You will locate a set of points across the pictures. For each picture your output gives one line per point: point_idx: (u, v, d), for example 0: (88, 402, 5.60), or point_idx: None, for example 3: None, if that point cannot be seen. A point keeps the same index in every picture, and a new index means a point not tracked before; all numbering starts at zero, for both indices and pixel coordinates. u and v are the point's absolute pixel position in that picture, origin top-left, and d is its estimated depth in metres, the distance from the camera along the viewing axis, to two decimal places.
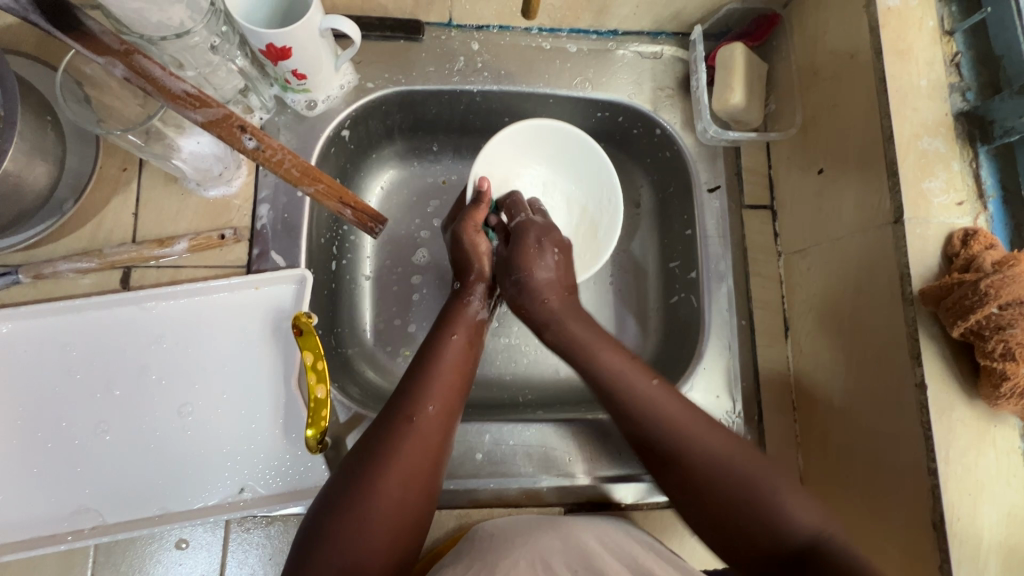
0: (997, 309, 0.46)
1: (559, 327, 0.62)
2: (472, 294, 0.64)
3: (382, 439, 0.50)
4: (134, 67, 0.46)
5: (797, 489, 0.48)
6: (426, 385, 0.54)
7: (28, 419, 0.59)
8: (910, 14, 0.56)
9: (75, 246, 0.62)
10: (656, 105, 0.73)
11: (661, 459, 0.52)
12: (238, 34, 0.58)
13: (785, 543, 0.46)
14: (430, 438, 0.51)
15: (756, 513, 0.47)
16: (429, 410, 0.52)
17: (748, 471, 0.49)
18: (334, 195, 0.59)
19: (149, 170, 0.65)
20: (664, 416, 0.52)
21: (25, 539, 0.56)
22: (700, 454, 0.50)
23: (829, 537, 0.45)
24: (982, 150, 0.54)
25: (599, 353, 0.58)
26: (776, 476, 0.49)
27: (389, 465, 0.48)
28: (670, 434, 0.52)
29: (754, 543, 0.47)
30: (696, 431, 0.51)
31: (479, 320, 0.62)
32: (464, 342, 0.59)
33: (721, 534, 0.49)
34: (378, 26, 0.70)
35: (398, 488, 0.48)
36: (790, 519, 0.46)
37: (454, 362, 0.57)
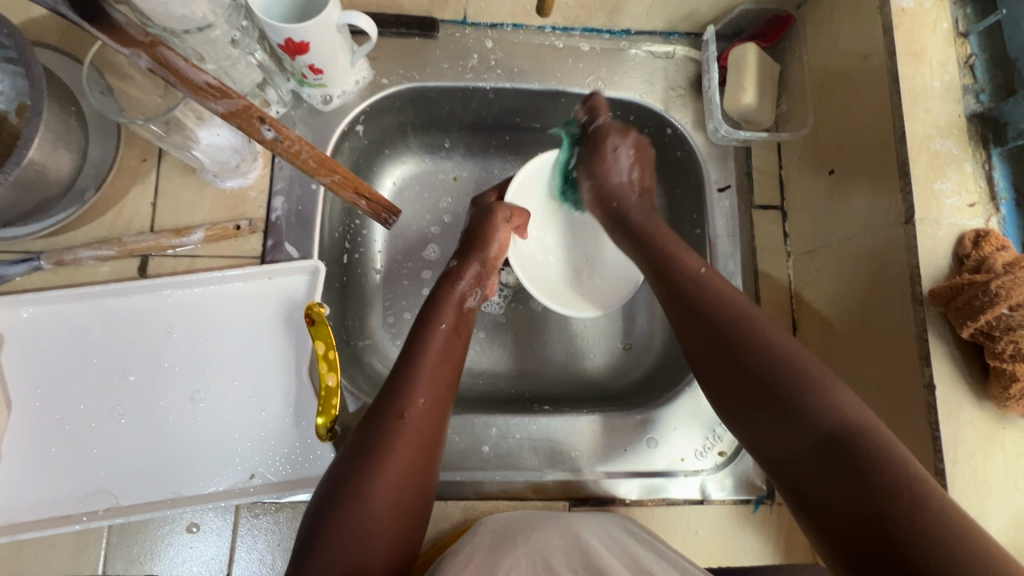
0: (1007, 310, 0.46)
1: (625, 210, 0.66)
2: (463, 275, 0.65)
3: (378, 435, 0.50)
4: (157, 58, 0.47)
5: (841, 387, 0.45)
6: (413, 377, 0.54)
7: (46, 401, 0.60)
8: (924, 15, 0.56)
9: (94, 234, 0.63)
10: (668, 105, 0.73)
11: (715, 338, 0.51)
12: (257, 29, 0.60)
13: (811, 436, 0.44)
14: (423, 434, 0.51)
15: (790, 406, 0.45)
16: (419, 403, 0.52)
17: (789, 364, 0.47)
18: (350, 186, 0.61)
19: (168, 161, 0.66)
20: (710, 295, 0.54)
21: (42, 519, 0.58)
22: (746, 335, 0.50)
23: (860, 430, 0.42)
24: (994, 152, 0.54)
25: (673, 249, 0.59)
26: (817, 368, 0.46)
27: (384, 462, 0.48)
28: (735, 324, 0.51)
29: (787, 448, 0.45)
30: (740, 313, 0.52)
31: (468, 305, 0.63)
32: (451, 331, 0.59)
33: (759, 436, 0.47)
34: (394, 23, 0.71)
35: (394, 487, 0.48)
36: (825, 408, 0.44)
37: (441, 354, 0.57)
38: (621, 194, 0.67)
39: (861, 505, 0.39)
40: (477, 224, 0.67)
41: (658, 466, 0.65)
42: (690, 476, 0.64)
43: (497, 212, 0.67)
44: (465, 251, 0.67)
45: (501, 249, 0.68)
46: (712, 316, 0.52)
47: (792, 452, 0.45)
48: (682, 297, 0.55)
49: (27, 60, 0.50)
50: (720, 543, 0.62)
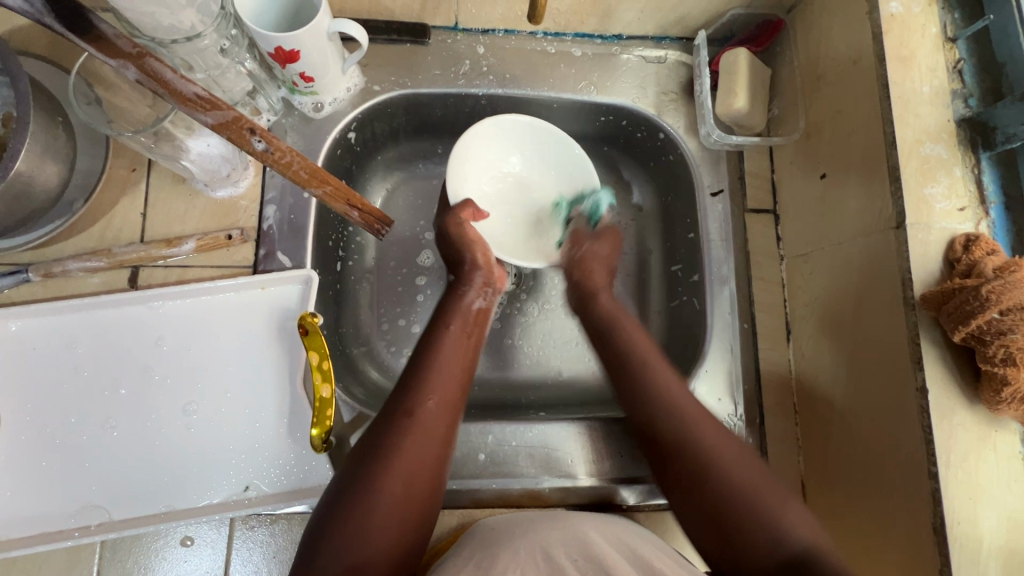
0: (997, 314, 0.47)
1: (596, 299, 0.66)
2: (468, 285, 0.64)
3: (385, 435, 0.50)
4: (146, 69, 0.46)
5: (793, 504, 0.49)
6: (425, 378, 0.54)
7: (35, 415, 0.59)
8: (913, 20, 0.57)
9: (83, 245, 0.63)
10: (660, 109, 0.74)
11: (679, 459, 0.53)
12: (247, 37, 0.59)
13: (782, 549, 0.47)
14: (432, 435, 0.51)
15: (749, 521, 0.48)
16: (429, 404, 0.52)
17: (747, 482, 0.50)
18: (342, 197, 0.60)
19: (157, 171, 0.65)
20: (680, 419, 0.54)
21: (33, 535, 0.57)
22: (722, 472, 0.51)
23: (816, 549, 0.47)
24: (983, 156, 0.54)
25: (631, 334, 0.62)
26: (771, 484, 0.50)
27: (393, 459, 0.49)
28: (705, 466, 0.52)
29: (744, 560, 0.48)
30: (709, 444, 0.52)
31: (477, 309, 0.63)
32: (461, 334, 0.59)
33: (711, 537, 0.50)
34: (385, 29, 0.70)
35: (399, 483, 0.48)
36: (784, 529, 0.48)
37: (454, 355, 0.57)
38: (592, 270, 0.68)
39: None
40: (453, 230, 0.65)
41: (654, 472, 0.65)
42: None
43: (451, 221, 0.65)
44: (457, 255, 0.66)
45: (486, 248, 0.66)
46: (679, 437, 0.53)
47: (755, 561, 0.48)
48: (651, 416, 0.55)
49: (13, 71, 0.50)
50: None
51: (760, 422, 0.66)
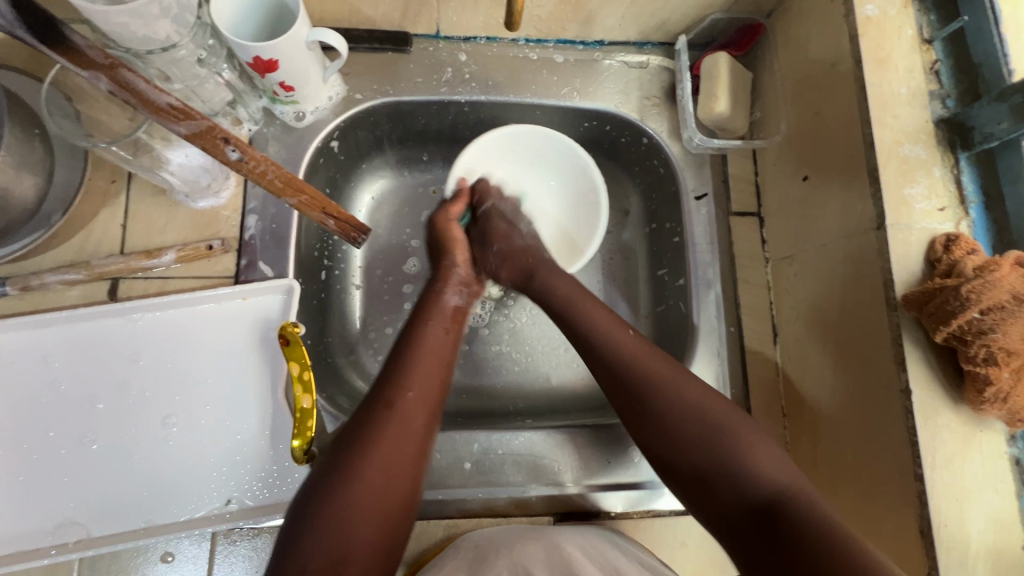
0: (978, 314, 0.46)
1: (546, 280, 0.64)
2: (444, 283, 0.64)
3: (364, 427, 0.49)
4: (118, 80, 0.46)
5: (764, 444, 0.49)
6: (405, 371, 0.53)
7: (13, 430, 0.58)
8: (889, 22, 0.57)
9: (61, 258, 0.62)
10: (643, 114, 0.74)
11: (625, 375, 0.54)
12: (225, 48, 0.59)
13: (748, 497, 0.46)
14: (411, 424, 0.50)
15: (722, 456, 0.48)
16: (409, 396, 0.52)
17: (707, 420, 0.50)
18: (317, 205, 0.60)
19: (138, 182, 0.65)
20: (632, 360, 0.54)
21: (9, 553, 0.56)
22: (681, 409, 0.51)
23: (787, 491, 0.45)
24: (962, 156, 0.55)
25: (585, 306, 0.60)
26: (738, 428, 0.49)
27: (370, 452, 0.48)
28: (648, 386, 0.53)
29: (714, 492, 0.48)
30: (668, 383, 0.52)
31: (455, 307, 0.62)
32: (442, 330, 0.59)
33: (689, 486, 0.49)
34: (367, 38, 0.70)
35: (380, 475, 0.47)
36: (753, 471, 0.47)
37: (434, 348, 0.57)
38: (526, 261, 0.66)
39: (789, 543, 0.41)
40: (442, 227, 0.68)
41: (643, 478, 0.64)
42: None
43: (439, 220, 0.68)
44: (439, 255, 0.67)
45: (467, 249, 0.67)
46: (639, 382, 0.53)
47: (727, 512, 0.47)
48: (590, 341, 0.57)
49: None
50: (705, 553, 0.61)
51: None
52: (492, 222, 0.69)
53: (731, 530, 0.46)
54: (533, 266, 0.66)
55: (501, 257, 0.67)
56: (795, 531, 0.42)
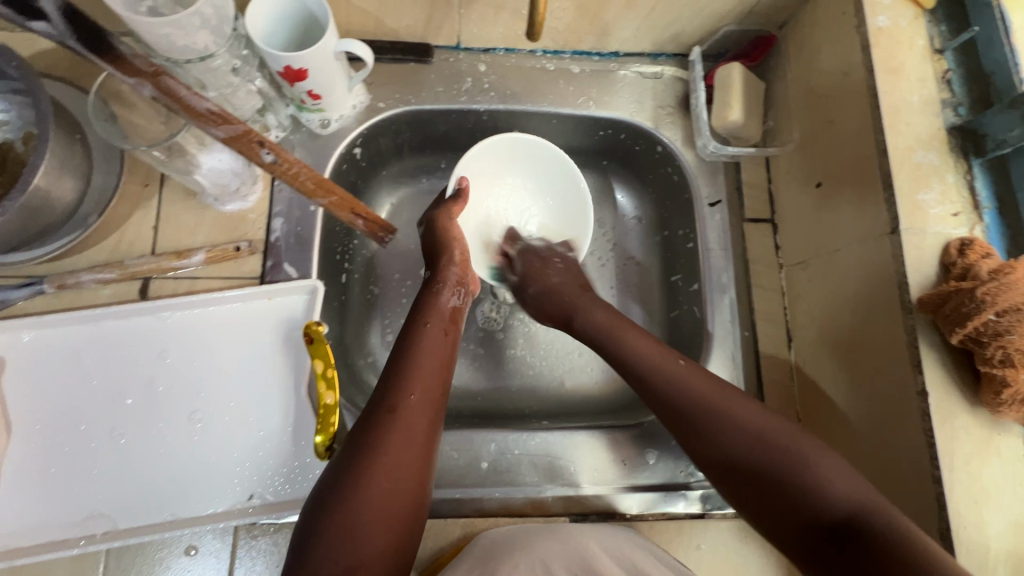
0: (994, 316, 0.47)
1: (584, 316, 0.65)
2: (443, 282, 0.63)
3: (368, 432, 0.50)
4: (161, 87, 0.49)
5: (829, 457, 0.48)
6: (406, 374, 0.54)
7: (46, 423, 0.60)
8: (900, 33, 0.58)
9: (96, 258, 0.64)
10: (657, 123, 0.75)
11: (677, 400, 0.54)
12: (258, 57, 0.61)
13: (821, 516, 0.45)
14: (414, 427, 0.51)
15: (789, 479, 0.47)
16: (410, 400, 0.52)
17: (763, 442, 0.49)
18: (346, 207, 0.63)
19: (170, 186, 0.67)
20: (687, 387, 0.54)
21: (40, 543, 0.57)
22: (738, 430, 0.50)
23: (867, 510, 0.44)
24: (975, 162, 0.55)
25: (627, 340, 0.60)
26: (811, 447, 0.48)
27: (376, 459, 0.48)
28: (699, 412, 0.52)
29: (786, 514, 0.47)
30: (722, 406, 0.52)
31: (453, 308, 0.63)
32: (440, 331, 0.60)
33: (759, 506, 0.48)
34: (390, 49, 0.72)
35: (386, 480, 0.48)
36: (825, 491, 0.45)
37: (434, 350, 0.57)
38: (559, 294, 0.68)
39: (881, 565, 0.40)
40: (443, 227, 0.66)
41: (658, 480, 0.65)
42: (690, 490, 0.64)
43: (441, 219, 0.66)
44: (434, 258, 0.66)
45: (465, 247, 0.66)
46: (691, 408, 0.53)
47: (801, 532, 0.46)
48: (637, 373, 0.58)
49: (35, 91, 0.53)
50: (721, 557, 0.61)
51: None
52: (526, 261, 0.71)
53: (807, 546, 0.45)
54: (569, 312, 0.66)
55: (543, 296, 0.69)
56: (881, 552, 0.41)
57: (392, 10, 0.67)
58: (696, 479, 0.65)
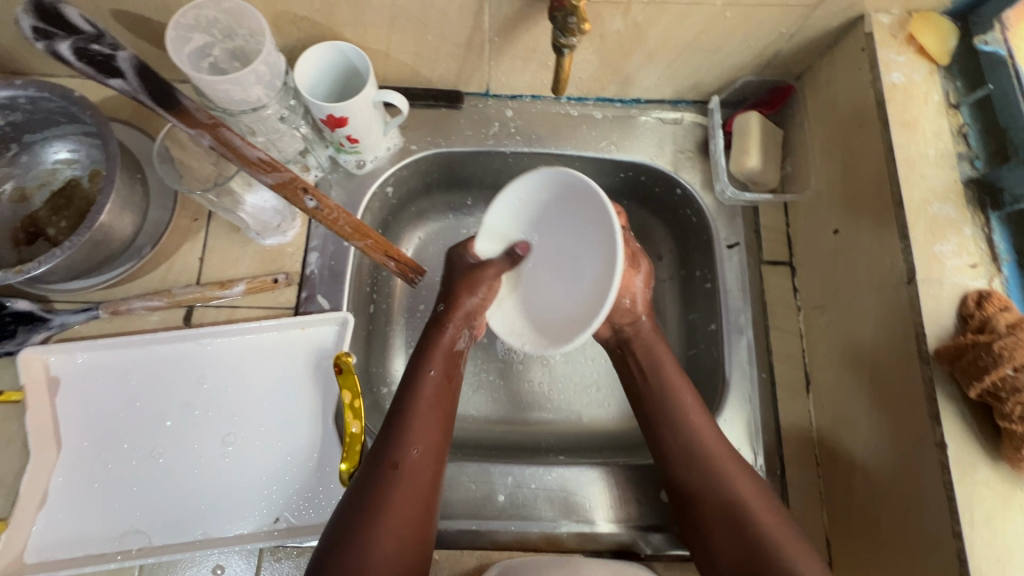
0: (1011, 370, 0.47)
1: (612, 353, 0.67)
2: (451, 323, 0.65)
3: (372, 488, 0.53)
4: (220, 137, 0.54)
5: (807, 554, 0.52)
6: (408, 428, 0.57)
7: (92, 440, 0.64)
8: (915, 89, 0.60)
9: (147, 287, 0.69)
10: (677, 166, 0.78)
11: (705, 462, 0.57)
12: (303, 107, 0.66)
13: None
14: (417, 483, 0.54)
15: (766, 552, 0.52)
16: (413, 455, 0.55)
17: (758, 523, 0.54)
18: (380, 249, 0.67)
19: (216, 221, 0.72)
20: (700, 442, 0.59)
21: (79, 556, 0.61)
22: (735, 501, 0.55)
23: None
24: (993, 215, 0.56)
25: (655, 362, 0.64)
26: (785, 534, 0.53)
27: (382, 515, 0.51)
28: (706, 464, 0.58)
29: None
30: (725, 468, 0.57)
31: (458, 349, 0.64)
32: (443, 376, 0.61)
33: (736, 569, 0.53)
34: (423, 96, 0.77)
35: (392, 539, 0.51)
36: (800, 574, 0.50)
37: (434, 399, 0.59)
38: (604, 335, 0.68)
39: None
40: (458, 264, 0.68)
41: (672, 521, 0.65)
42: None
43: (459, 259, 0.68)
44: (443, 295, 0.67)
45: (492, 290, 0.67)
46: (699, 462, 0.58)
47: None
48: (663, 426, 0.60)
49: (105, 136, 0.59)
50: None
51: (781, 473, 0.66)
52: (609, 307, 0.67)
53: None
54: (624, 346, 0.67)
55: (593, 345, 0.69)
56: None
57: (427, 61, 0.71)
58: None
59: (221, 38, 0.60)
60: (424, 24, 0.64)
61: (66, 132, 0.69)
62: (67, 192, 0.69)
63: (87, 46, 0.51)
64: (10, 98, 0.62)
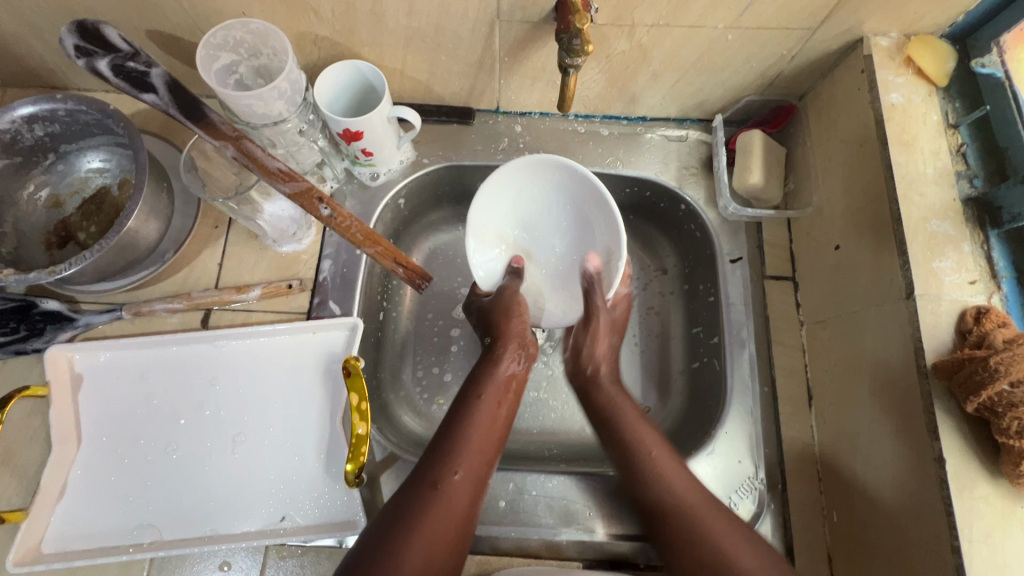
0: (1008, 386, 0.48)
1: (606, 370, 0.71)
2: (504, 351, 0.68)
3: (412, 504, 0.54)
4: (242, 149, 0.57)
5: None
6: (456, 451, 0.58)
7: (110, 435, 0.67)
8: (914, 109, 0.62)
9: (168, 290, 0.73)
10: (681, 182, 0.80)
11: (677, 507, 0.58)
12: (321, 121, 0.70)
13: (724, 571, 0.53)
14: (455, 506, 0.55)
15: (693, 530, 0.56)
16: (455, 478, 0.56)
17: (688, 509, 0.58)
18: (389, 256, 0.70)
19: (235, 228, 0.76)
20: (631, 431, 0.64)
21: (93, 547, 0.63)
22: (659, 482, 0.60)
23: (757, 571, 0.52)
24: (992, 233, 0.57)
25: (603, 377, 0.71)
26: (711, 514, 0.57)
27: (416, 533, 0.52)
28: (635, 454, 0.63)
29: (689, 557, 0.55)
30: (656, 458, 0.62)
31: (512, 376, 0.67)
32: (497, 402, 0.64)
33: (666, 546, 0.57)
34: (436, 112, 0.80)
35: (421, 556, 0.51)
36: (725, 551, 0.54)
37: (485, 427, 0.61)
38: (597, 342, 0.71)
39: None
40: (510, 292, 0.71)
41: None
42: None
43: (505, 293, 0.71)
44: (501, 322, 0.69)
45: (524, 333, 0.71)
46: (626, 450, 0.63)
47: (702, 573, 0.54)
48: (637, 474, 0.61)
49: (136, 147, 0.62)
50: None
51: (782, 487, 0.66)
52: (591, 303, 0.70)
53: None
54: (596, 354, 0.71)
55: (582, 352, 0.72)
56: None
57: (440, 79, 0.75)
58: None
59: (247, 57, 0.64)
60: (438, 44, 0.67)
61: (99, 143, 0.74)
62: (97, 200, 0.73)
63: (124, 63, 0.55)
64: (50, 111, 0.66)
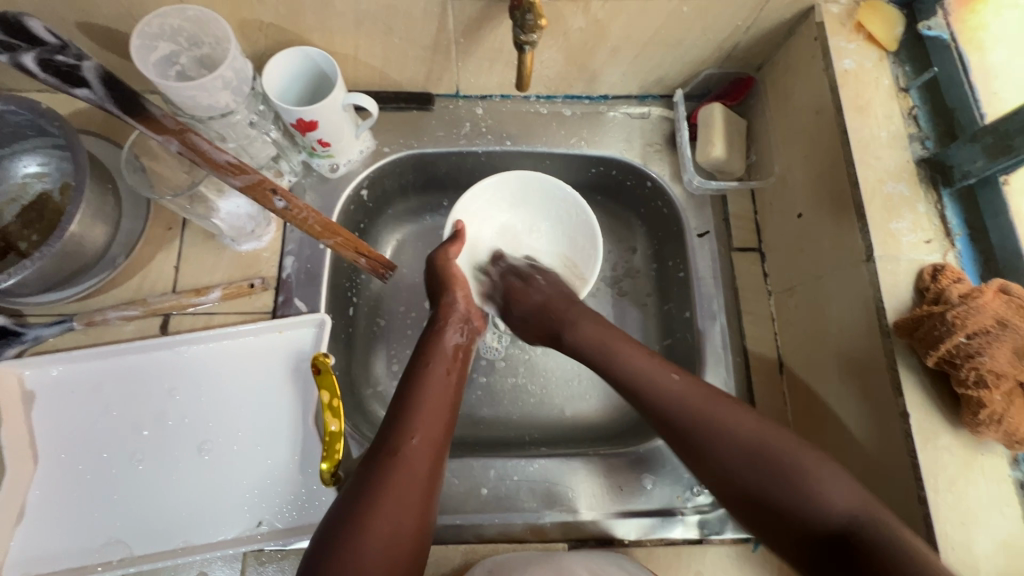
0: (965, 338, 0.49)
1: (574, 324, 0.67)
2: (447, 323, 0.67)
3: (373, 474, 0.52)
4: (188, 142, 0.55)
5: (827, 468, 0.50)
6: (410, 418, 0.56)
7: (69, 452, 0.64)
8: (866, 75, 0.63)
9: (122, 297, 0.69)
10: (645, 159, 0.79)
11: (694, 438, 0.55)
12: (273, 112, 0.68)
13: (819, 525, 0.48)
14: (416, 469, 0.53)
15: (783, 488, 0.50)
16: (413, 442, 0.54)
17: (767, 448, 0.52)
18: (350, 246, 0.67)
19: (190, 229, 0.72)
20: (669, 393, 0.57)
21: (59, 570, 0.60)
22: (727, 432, 0.54)
23: (864, 519, 0.47)
24: (945, 192, 0.59)
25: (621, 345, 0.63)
26: (794, 452, 0.52)
27: (380, 503, 0.50)
28: (682, 412, 0.56)
29: (784, 519, 0.50)
30: (713, 412, 0.55)
31: (455, 346, 0.66)
32: (444, 371, 0.62)
33: (756, 514, 0.51)
34: (395, 99, 0.78)
35: (387, 523, 0.49)
36: (821, 497, 0.49)
37: (439, 391, 0.59)
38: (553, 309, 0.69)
39: (872, 572, 0.44)
40: (441, 264, 0.69)
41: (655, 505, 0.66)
42: (688, 516, 0.64)
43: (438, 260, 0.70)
44: (438, 293, 0.69)
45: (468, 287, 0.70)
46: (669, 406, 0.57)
47: (811, 530, 0.49)
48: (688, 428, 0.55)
49: (73, 146, 0.59)
50: None
51: None
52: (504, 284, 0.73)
53: (802, 550, 0.49)
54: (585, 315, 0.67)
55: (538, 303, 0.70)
56: (871, 559, 0.44)
57: (396, 64, 0.72)
58: (694, 504, 0.65)
59: (187, 47, 0.61)
60: (390, 27, 0.65)
61: (36, 146, 0.70)
62: (37, 206, 0.68)
63: (53, 57, 0.51)
64: None
